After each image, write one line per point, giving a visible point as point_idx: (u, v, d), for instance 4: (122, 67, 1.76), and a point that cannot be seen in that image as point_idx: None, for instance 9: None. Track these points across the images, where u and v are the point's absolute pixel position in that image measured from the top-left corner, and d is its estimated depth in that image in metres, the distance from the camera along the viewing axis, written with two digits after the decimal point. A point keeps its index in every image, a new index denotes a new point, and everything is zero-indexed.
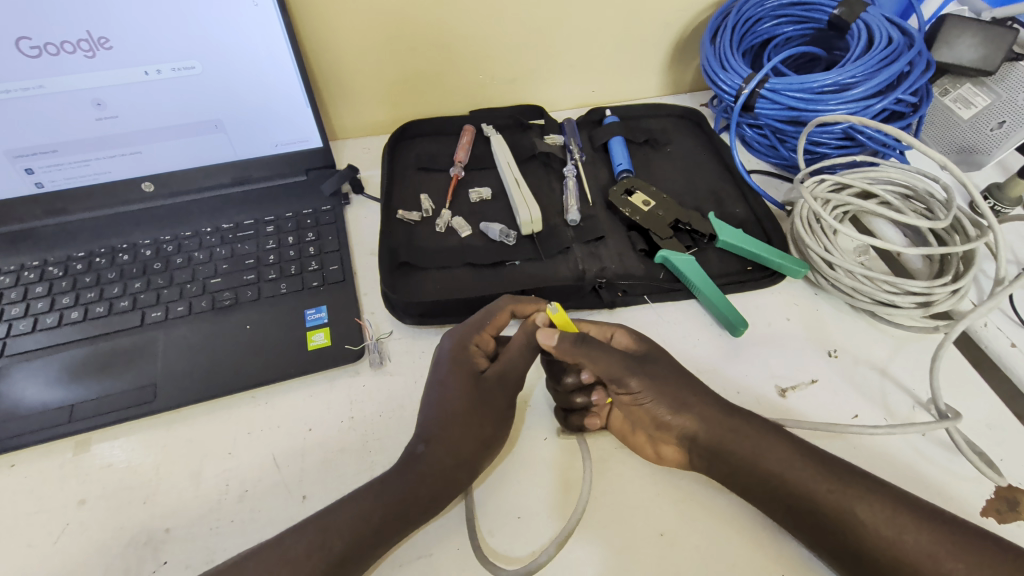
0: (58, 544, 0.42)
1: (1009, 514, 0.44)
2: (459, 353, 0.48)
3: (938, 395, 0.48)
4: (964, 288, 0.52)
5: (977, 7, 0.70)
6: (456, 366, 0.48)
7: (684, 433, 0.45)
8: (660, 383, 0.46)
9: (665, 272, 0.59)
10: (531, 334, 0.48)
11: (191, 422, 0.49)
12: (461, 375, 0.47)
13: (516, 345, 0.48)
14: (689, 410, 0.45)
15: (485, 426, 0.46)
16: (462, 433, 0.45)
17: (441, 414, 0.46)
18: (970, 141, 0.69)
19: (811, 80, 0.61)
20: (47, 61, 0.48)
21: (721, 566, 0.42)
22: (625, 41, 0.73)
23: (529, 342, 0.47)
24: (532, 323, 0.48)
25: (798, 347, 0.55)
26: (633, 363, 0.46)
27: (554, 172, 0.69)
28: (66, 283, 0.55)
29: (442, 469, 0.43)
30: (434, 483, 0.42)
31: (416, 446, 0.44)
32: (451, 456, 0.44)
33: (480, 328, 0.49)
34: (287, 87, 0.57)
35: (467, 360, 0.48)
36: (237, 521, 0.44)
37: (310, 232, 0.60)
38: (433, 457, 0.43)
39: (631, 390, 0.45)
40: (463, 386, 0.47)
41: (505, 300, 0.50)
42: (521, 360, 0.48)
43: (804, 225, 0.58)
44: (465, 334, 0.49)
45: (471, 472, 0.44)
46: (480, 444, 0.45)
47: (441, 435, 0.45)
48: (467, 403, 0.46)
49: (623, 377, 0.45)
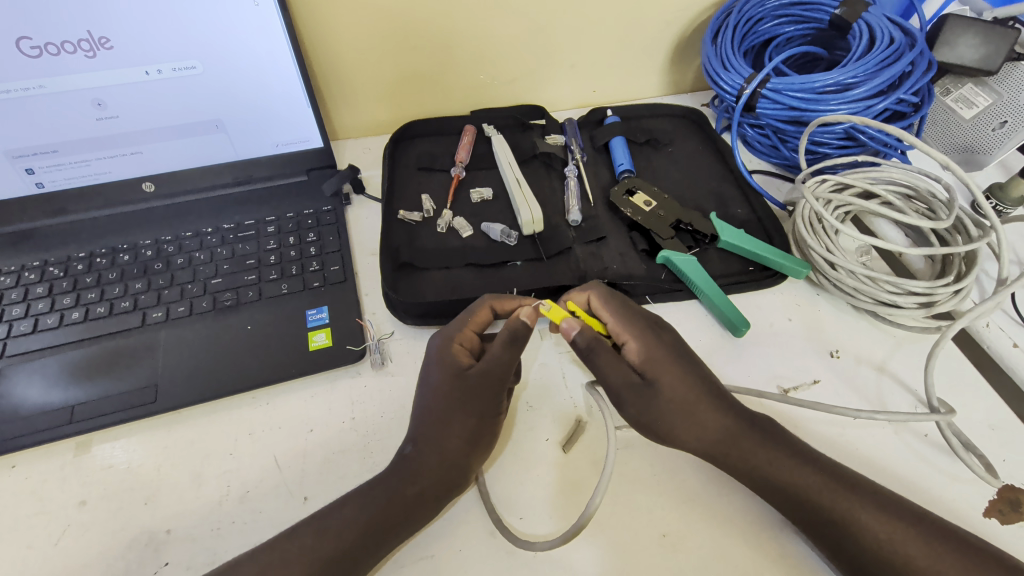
0: (58, 546, 0.42)
1: (1011, 515, 0.44)
2: (442, 353, 0.48)
3: (930, 389, 0.48)
4: (966, 288, 0.52)
5: (979, 7, 0.70)
6: (439, 362, 0.47)
7: (700, 441, 0.44)
8: (654, 412, 0.45)
9: (666, 272, 0.59)
10: (515, 328, 0.46)
11: (193, 423, 0.49)
12: (444, 375, 0.47)
13: (499, 340, 0.46)
14: (699, 425, 0.44)
15: (468, 423, 0.45)
16: (446, 433, 0.44)
17: (428, 415, 0.46)
18: (972, 141, 0.69)
19: (813, 80, 0.61)
20: (47, 61, 0.48)
21: (724, 568, 0.42)
22: (626, 40, 0.72)
23: (512, 335, 0.46)
24: (516, 319, 0.46)
25: (800, 347, 0.55)
26: (631, 391, 0.45)
27: (555, 172, 0.69)
28: (66, 284, 0.55)
29: (429, 470, 0.43)
30: (425, 484, 0.42)
31: (405, 447, 0.45)
32: (437, 456, 0.44)
33: (460, 326, 0.49)
34: (289, 87, 0.57)
35: (450, 357, 0.47)
36: (238, 522, 0.43)
37: (311, 232, 0.60)
38: (420, 457, 0.44)
39: (626, 414, 0.46)
40: (444, 383, 0.46)
41: (486, 297, 0.50)
42: (504, 354, 0.46)
43: (806, 225, 0.58)
44: (448, 335, 0.49)
45: (466, 472, 0.44)
46: (465, 444, 0.44)
47: (428, 437, 0.45)
48: (449, 403, 0.45)
49: (619, 398, 0.46)
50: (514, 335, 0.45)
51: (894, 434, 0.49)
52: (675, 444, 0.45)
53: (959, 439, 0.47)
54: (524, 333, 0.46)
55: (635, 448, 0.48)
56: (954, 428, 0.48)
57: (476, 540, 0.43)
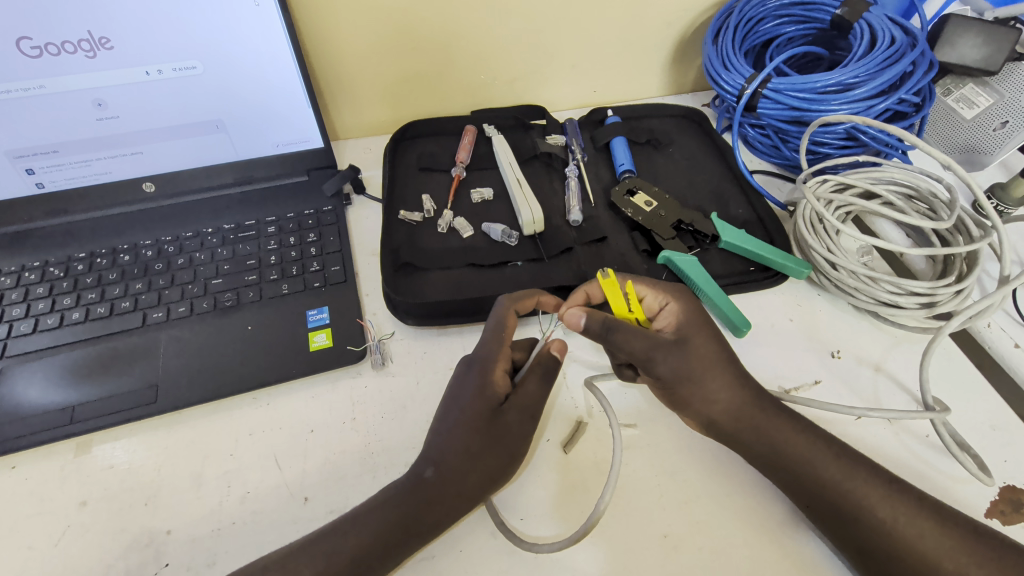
0: (58, 547, 0.42)
1: (1013, 516, 0.44)
2: (482, 381, 0.46)
3: (926, 387, 0.49)
4: (968, 289, 0.51)
5: (980, 7, 0.69)
6: (477, 392, 0.46)
7: (706, 416, 0.45)
8: (685, 369, 0.45)
9: (667, 272, 0.59)
10: (547, 362, 0.48)
11: (193, 423, 0.49)
12: (479, 404, 0.45)
13: (535, 375, 0.47)
14: (717, 402, 0.45)
15: (499, 457, 0.44)
16: (469, 465, 0.43)
17: (454, 444, 0.44)
18: (972, 141, 0.69)
19: (814, 80, 0.61)
20: (47, 61, 0.48)
21: (724, 569, 0.42)
22: (626, 40, 0.72)
23: (544, 370, 0.48)
24: (546, 352, 0.49)
25: (801, 348, 0.55)
26: (663, 348, 0.46)
27: (555, 172, 0.69)
28: (66, 285, 0.54)
29: (444, 490, 0.42)
30: (436, 507, 0.42)
31: (423, 469, 0.43)
32: (455, 481, 0.42)
33: (499, 348, 0.48)
34: (289, 84, 0.56)
35: (489, 388, 0.46)
36: (239, 522, 0.43)
37: (312, 232, 0.60)
38: (442, 482, 0.42)
39: (659, 374, 0.46)
40: (477, 414, 0.45)
41: (506, 302, 0.50)
42: (539, 390, 0.47)
43: (806, 225, 0.58)
44: (488, 358, 0.48)
45: (484, 495, 0.43)
46: (487, 478, 0.43)
47: (450, 462, 0.43)
48: (480, 439, 0.44)
49: (650, 360, 0.46)
50: (545, 370, 0.48)
51: (896, 434, 0.49)
52: (684, 410, 0.46)
53: (955, 439, 0.47)
54: (554, 367, 0.48)
55: (637, 448, 0.48)
56: (942, 424, 0.48)
57: (476, 542, 0.43)
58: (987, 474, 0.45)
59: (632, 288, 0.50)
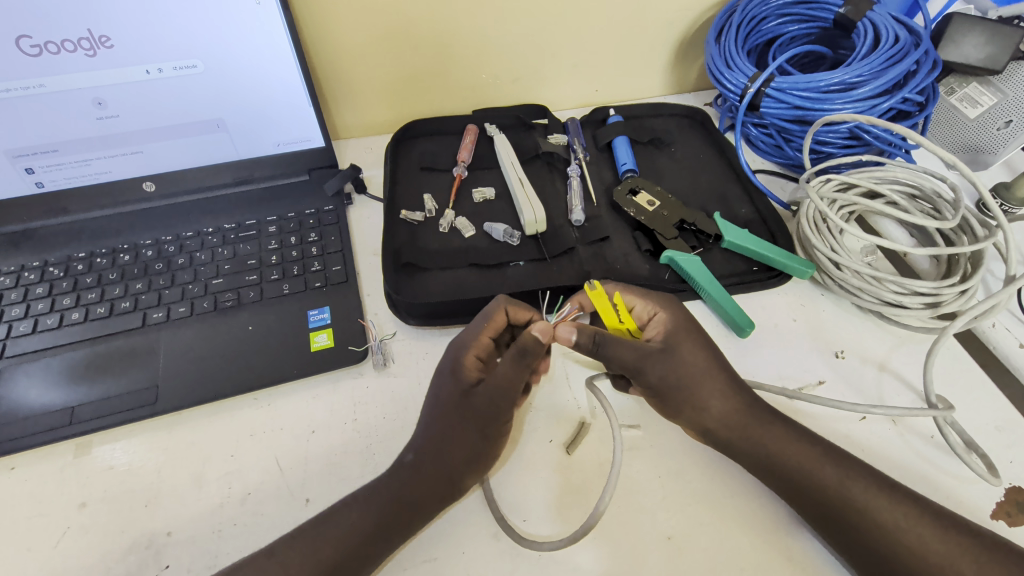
0: (57, 549, 0.42)
1: (1019, 517, 0.44)
2: (453, 366, 0.47)
3: (930, 387, 0.49)
4: (973, 288, 0.51)
5: (984, 6, 0.69)
6: (449, 376, 0.47)
7: (697, 424, 0.45)
8: (673, 375, 0.46)
9: (670, 272, 0.58)
10: (526, 342, 0.43)
11: (193, 424, 0.48)
12: (452, 388, 0.46)
13: (509, 355, 0.44)
14: (708, 408, 0.45)
15: (470, 442, 0.44)
16: (443, 449, 0.44)
17: (432, 427, 0.45)
18: (976, 141, 0.68)
19: (817, 80, 0.61)
20: (47, 60, 0.47)
21: (728, 570, 0.41)
22: (628, 40, 0.72)
23: (522, 349, 0.43)
24: (528, 333, 0.44)
25: (804, 348, 0.55)
26: (652, 357, 0.46)
27: (557, 171, 0.69)
28: (66, 284, 0.54)
29: (430, 480, 0.43)
30: (424, 498, 0.42)
31: (405, 454, 0.44)
32: (433, 467, 0.43)
33: (473, 334, 0.48)
34: (289, 82, 0.56)
35: (459, 372, 0.46)
36: (240, 523, 0.43)
37: (313, 232, 0.60)
38: (425, 471, 0.43)
39: (647, 381, 0.46)
40: (449, 398, 0.46)
41: (500, 300, 0.49)
42: (515, 369, 0.44)
43: (810, 225, 0.58)
44: (460, 345, 0.48)
45: (461, 482, 0.43)
46: (462, 462, 0.43)
47: (427, 445, 0.44)
48: (449, 420, 0.45)
49: (639, 369, 0.46)
50: (521, 350, 0.43)
51: (901, 435, 0.49)
52: (675, 415, 0.46)
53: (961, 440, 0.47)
54: (534, 347, 0.43)
55: (641, 449, 0.47)
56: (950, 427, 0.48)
57: (479, 544, 0.43)
58: (995, 475, 0.45)
59: (620, 298, 0.50)
